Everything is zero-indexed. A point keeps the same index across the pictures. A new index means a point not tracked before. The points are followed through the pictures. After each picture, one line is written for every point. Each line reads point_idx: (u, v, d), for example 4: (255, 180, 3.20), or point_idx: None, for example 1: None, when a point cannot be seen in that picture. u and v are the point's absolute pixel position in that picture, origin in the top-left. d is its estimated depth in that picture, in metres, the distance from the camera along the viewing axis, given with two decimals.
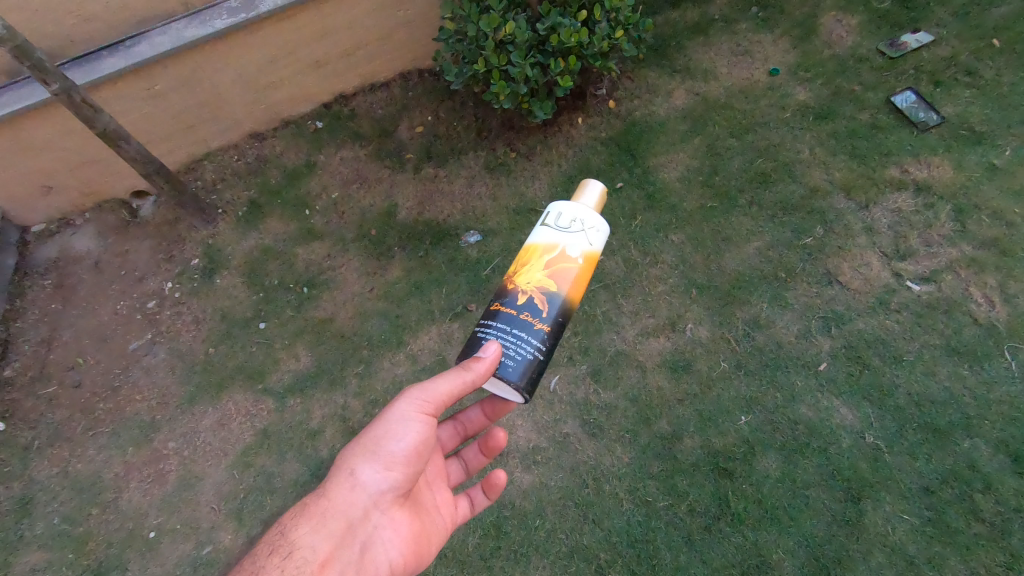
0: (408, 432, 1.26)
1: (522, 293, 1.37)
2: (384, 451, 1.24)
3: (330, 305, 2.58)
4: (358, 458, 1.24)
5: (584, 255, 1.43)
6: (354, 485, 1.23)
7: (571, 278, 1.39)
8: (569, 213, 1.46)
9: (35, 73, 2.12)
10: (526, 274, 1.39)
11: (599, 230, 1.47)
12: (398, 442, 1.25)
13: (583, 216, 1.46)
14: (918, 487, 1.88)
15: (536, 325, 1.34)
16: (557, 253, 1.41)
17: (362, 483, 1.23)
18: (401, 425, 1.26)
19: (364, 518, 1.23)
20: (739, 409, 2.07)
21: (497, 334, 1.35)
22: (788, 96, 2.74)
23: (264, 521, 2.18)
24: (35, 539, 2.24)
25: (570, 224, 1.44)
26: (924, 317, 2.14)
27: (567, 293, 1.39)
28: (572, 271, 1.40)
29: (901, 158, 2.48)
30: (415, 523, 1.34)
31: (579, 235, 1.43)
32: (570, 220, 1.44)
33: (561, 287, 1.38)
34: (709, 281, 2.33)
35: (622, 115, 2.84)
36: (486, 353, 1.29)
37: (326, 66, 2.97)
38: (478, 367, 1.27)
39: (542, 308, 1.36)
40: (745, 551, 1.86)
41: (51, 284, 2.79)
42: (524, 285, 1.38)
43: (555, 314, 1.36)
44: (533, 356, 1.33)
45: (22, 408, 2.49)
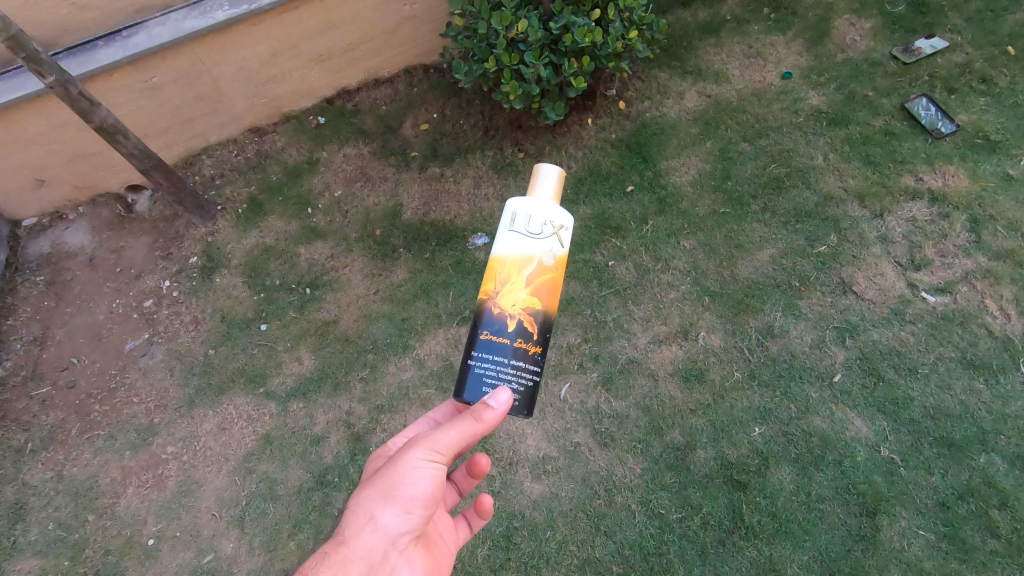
0: (427, 476, 1.20)
1: (510, 318, 1.31)
2: (403, 495, 1.16)
3: (334, 307, 2.52)
4: (377, 503, 1.15)
5: (557, 259, 1.37)
6: (376, 530, 1.13)
7: (553, 288, 1.35)
8: (535, 215, 1.38)
9: (29, 65, 2.03)
10: (507, 295, 1.32)
11: (566, 226, 1.40)
12: (417, 486, 1.18)
13: (547, 217, 1.38)
14: (933, 502, 1.87)
15: (529, 350, 1.32)
16: (531, 264, 1.34)
17: (383, 527, 1.14)
18: (420, 469, 1.19)
19: (386, 563, 1.13)
20: (753, 420, 2.05)
21: (495, 372, 1.32)
22: (802, 100, 2.71)
23: (266, 529, 2.12)
24: (29, 545, 2.16)
25: (541, 228, 1.37)
26: (939, 329, 2.13)
27: (551, 305, 1.35)
28: (552, 281, 1.35)
29: (916, 166, 2.45)
30: (429, 561, 1.27)
31: (550, 239, 1.37)
32: (540, 224, 1.37)
33: (546, 301, 1.34)
34: (722, 288, 2.30)
35: (633, 116, 2.79)
36: (498, 403, 1.26)
37: (329, 60, 2.90)
38: (489, 416, 1.25)
39: (532, 331, 1.32)
40: (759, 565, 1.85)
41: (44, 281, 2.70)
42: (511, 309, 1.32)
43: (544, 332, 1.33)
44: (532, 383, 1.34)
45: (13, 409, 2.41)
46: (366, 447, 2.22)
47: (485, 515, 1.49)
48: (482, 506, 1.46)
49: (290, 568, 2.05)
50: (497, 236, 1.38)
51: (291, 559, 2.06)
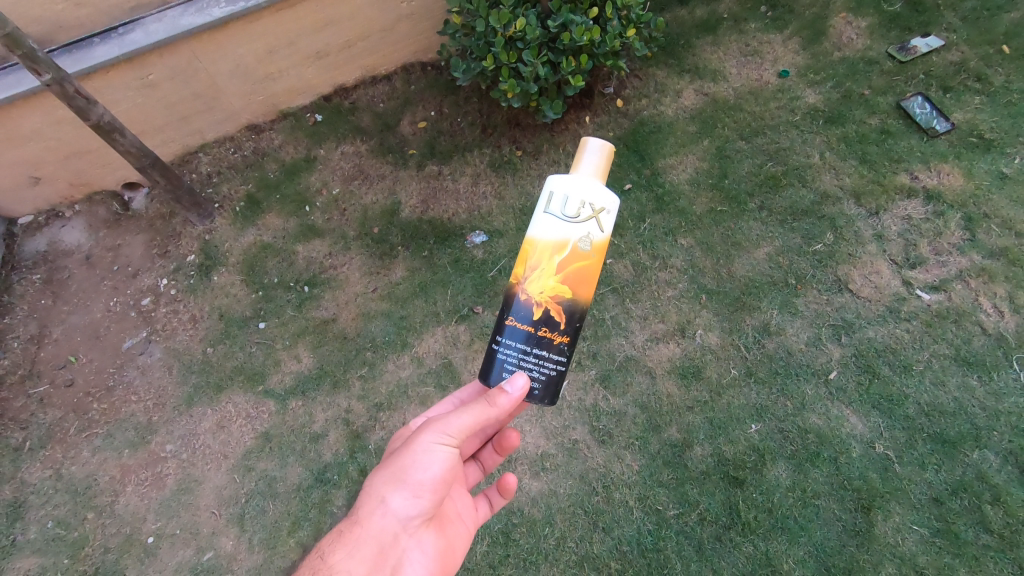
0: (438, 460, 1.21)
1: (537, 306, 1.31)
2: (413, 481, 1.19)
3: (332, 305, 2.52)
4: (387, 486, 1.19)
5: (595, 245, 1.32)
6: (385, 512, 1.17)
7: (586, 277, 1.32)
8: (575, 197, 1.33)
9: (25, 63, 2.02)
10: (537, 282, 1.31)
11: (609, 210, 1.34)
12: (427, 470, 1.20)
13: (588, 198, 1.33)
14: (927, 498, 1.90)
15: (554, 339, 1.32)
16: (568, 250, 1.31)
17: (392, 511, 1.18)
18: (431, 453, 1.21)
19: (395, 544, 1.18)
20: (750, 417, 2.07)
21: (517, 357, 1.33)
22: (798, 99, 2.72)
23: (266, 527, 2.13)
24: (29, 543, 2.17)
25: (580, 211, 1.32)
26: (934, 326, 2.15)
27: (585, 294, 1.32)
28: (588, 269, 1.32)
29: (912, 165, 2.47)
30: (440, 539, 1.31)
31: (589, 223, 1.32)
32: (579, 206, 1.32)
33: (579, 290, 1.32)
34: (719, 286, 2.31)
35: (630, 115, 2.80)
36: (514, 389, 1.27)
37: (326, 57, 2.89)
38: (503, 402, 1.26)
39: (560, 321, 1.32)
40: (756, 560, 1.87)
41: (41, 279, 2.70)
42: (539, 297, 1.31)
43: (572, 321, 1.32)
44: (556, 372, 1.34)
45: (11, 407, 2.41)
46: (365, 445, 2.22)
47: (507, 492, 1.52)
48: (504, 484, 1.49)
49: (290, 565, 2.05)
50: (534, 217, 1.35)
51: (291, 557, 2.07)
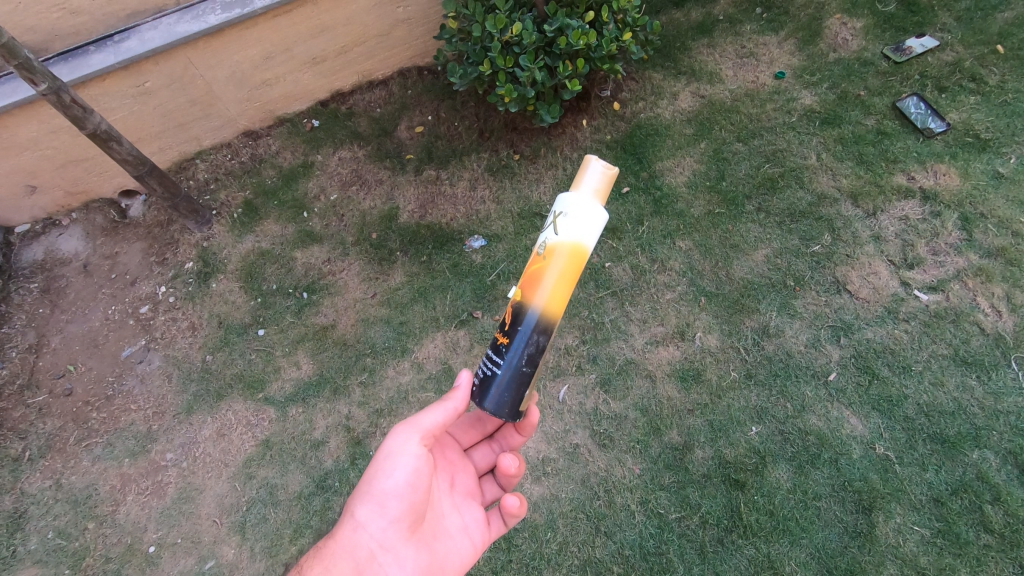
0: (404, 465, 1.30)
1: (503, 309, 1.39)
2: (377, 492, 1.28)
3: (331, 311, 2.52)
4: (358, 500, 1.30)
5: (550, 250, 1.31)
6: (356, 525, 1.27)
7: (534, 279, 1.31)
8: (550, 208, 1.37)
9: (21, 73, 2.00)
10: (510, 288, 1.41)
11: (572, 216, 1.30)
12: (392, 478, 1.29)
13: (558, 206, 1.34)
14: (927, 498, 1.90)
15: (497, 338, 1.34)
16: (530, 255, 1.36)
17: (363, 524, 1.27)
18: (397, 460, 1.30)
19: (371, 558, 1.26)
20: (750, 419, 2.08)
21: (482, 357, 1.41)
22: (795, 100, 2.72)
23: (267, 535, 2.12)
24: (29, 555, 2.15)
25: (548, 219, 1.36)
26: (933, 327, 2.16)
27: (530, 297, 1.31)
28: (537, 273, 1.32)
29: (908, 165, 2.48)
30: (428, 555, 1.34)
31: (549, 228, 1.34)
32: (549, 214, 1.36)
33: (527, 293, 1.32)
34: (718, 288, 2.32)
35: (627, 118, 2.80)
36: (458, 382, 1.37)
37: (323, 63, 2.89)
38: (457, 395, 1.36)
39: (506, 321, 1.34)
40: (758, 563, 1.86)
41: (38, 288, 2.69)
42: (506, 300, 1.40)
43: (511, 323, 1.32)
44: (493, 373, 1.31)
45: (10, 417, 2.39)
46: (366, 452, 2.22)
47: (513, 510, 1.43)
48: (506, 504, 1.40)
49: None
50: None
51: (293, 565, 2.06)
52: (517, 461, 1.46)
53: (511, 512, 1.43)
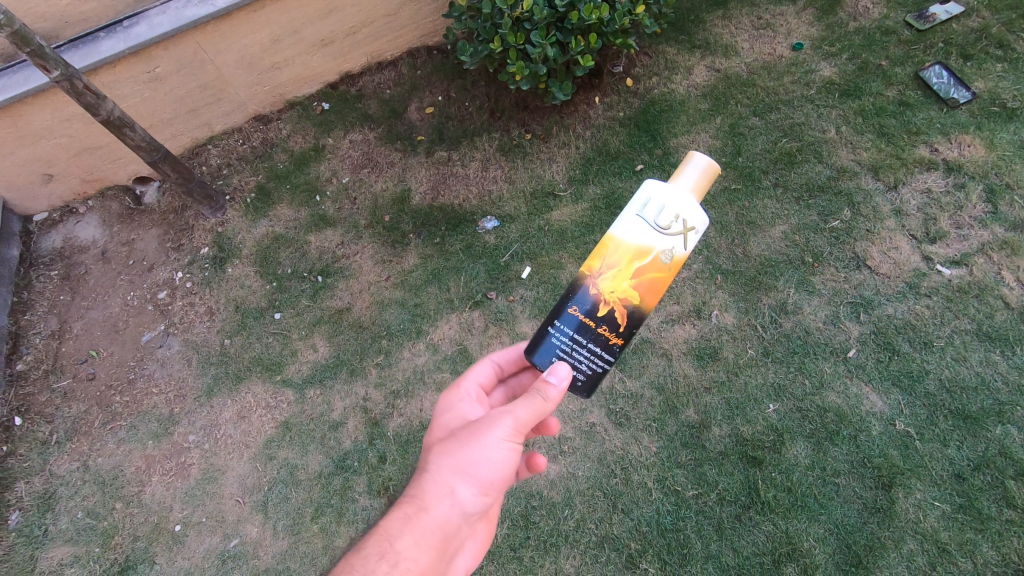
0: (504, 458, 1.20)
1: (604, 305, 1.24)
2: (481, 477, 1.17)
3: (346, 294, 2.53)
4: (456, 475, 1.17)
5: (675, 261, 1.25)
6: (452, 502, 1.15)
7: (660, 288, 1.25)
8: (669, 208, 1.25)
9: (34, 60, 1.99)
10: (611, 281, 1.24)
11: (698, 229, 1.27)
12: (496, 468, 1.19)
13: (683, 213, 1.25)
14: (949, 474, 1.89)
15: (610, 338, 1.26)
16: (651, 258, 1.24)
17: (459, 504, 1.16)
18: (500, 451, 1.19)
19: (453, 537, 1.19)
20: (767, 397, 2.06)
21: (568, 343, 1.28)
22: (813, 72, 2.66)
23: (289, 514, 2.16)
24: (59, 534, 2.20)
25: (670, 222, 1.24)
26: (956, 301, 2.12)
27: (653, 304, 1.26)
28: (663, 282, 1.25)
29: (931, 137, 2.42)
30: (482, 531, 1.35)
31: (676, 237, 1.25)
32: (672, 217, 1.24)
33: (649, 301, 1.25)
34: (734, 266, 2.29)
35: (641, 94, 2.76)
36: (559, 379, 1.24)
37: (331, 45, 2.86)
38: (552, 393, 1.23)
39: (621, 323, 1.25)
40: (776, 539, 1.87)
41: (58, 275, 2.72)
42: (608, 296, 1.24)
43: (633, 327, 1.26)
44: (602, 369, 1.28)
45: (36, 402, 2.44)
46: (384, 432, 2.25)
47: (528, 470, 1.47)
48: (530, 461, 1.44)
49: (315, 551, 2.09)
50: (621, 216, 1.27)
51: (315, 543, 2.10)
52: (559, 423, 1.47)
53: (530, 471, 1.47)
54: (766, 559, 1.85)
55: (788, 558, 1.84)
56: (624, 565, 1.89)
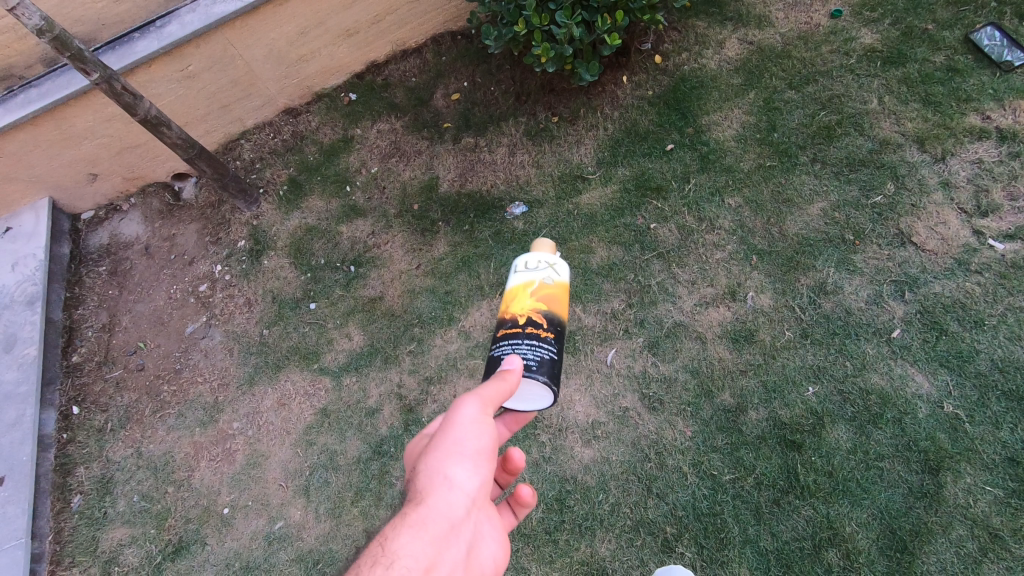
0: (480, 427, 1.16)
1: (517, 317, 1.39)
2: (469, 450, 1.14)
3: (378, 283, 2.57)
4: (445, 462, 1.11)
5: (556, 282, 1.44)
6: (452, 486, 1.09)
7: (552, 296, 1.42)
8: (538, 256, 1.49)
9: (75, 64, 2.05)
10: (516, 303, 1.41)
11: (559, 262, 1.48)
12: (477, 439, 1.15)
13: (547, 256, 1.48)
14: (1000, 458, 1.81)
15: (542, 335, 1.36)
16: (538, 283, 1.43)
17: (456, 483, 1.10)
18: (472, 424, 1.16)
19: (466, 522, 1.11)
20: (807, 380, 2.01)
21: (516, 349, 1.34)
22: (853, 40, 2.53)
23: (331, 497, 2.23)
24: (118, 516, 2.32)
25: (537, 264, 1.46)
26: (1009, 278, 2.02)
27: (554, 306, 1.41)
28: (554, 294, 1.42)
29: (983, 104, 2.29)
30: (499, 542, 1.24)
31: (548, 268, 1.46)
32: (536, 261, 1.46)
33: (547, 305, 1.40)
34: (771, 246, 2.23)
35: (670, 71, 2.68)
36: (511, 363, 1.27)
37: (357, 35, 2.87)
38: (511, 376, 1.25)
39: (542, 323, 1.37)
40: (817, 524, 1.83)
41: (106, 270, 2.83)
42: (517, 311, 1.40)
43: (548, 321, 1.38)
44: (549, 356, 1.34)
45: (92, 392, 2.56)
46: (419, 418, 2.28)
47: (515, 474, 1.40)
48: (520, 495, 1.32)
49: (356, 533, 2.15)
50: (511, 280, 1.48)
51: (355, 525, 2.16)
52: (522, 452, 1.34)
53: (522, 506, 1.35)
54: (806, 544, 1.82)
55: (829, 543, 1.80)
56: (659, 549, 1.89)
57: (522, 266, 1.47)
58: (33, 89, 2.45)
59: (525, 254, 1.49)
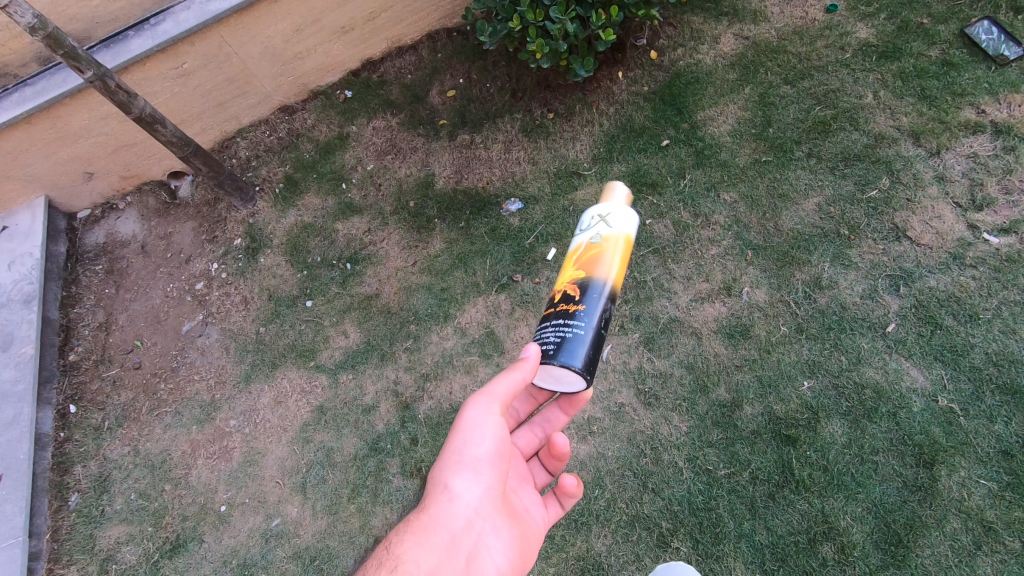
0: (488, 434, 1.32)
1: (560, 291, 1.45)
2: (470, 458, 1.30)
3: (375, 280, 2.57)
4: (449, 472, 1.29)
5: (607, 238, 1.47)
6: (453, 496, 1.27)
7: (602, 260, 1.44)
8: (589, 214, 1.53)
9: (69, 62, 2.05)
10: (562, 274, 1.48)
11: (616, 214, 1.50)
12: (481, 446, 1.31)
13: (600, 211, 1.51)
14: (995, 451, 1.82)
15: (572, 310, 1.38)
16: (584, 245, 1.48)
17: (458, 494, 1.27)
18: (480, 428, 1.32)
19: (469, 528, 1.27)
20: (802, 374, 2.01)
21: (544, 332, 1.41)
22: (849, 35, 2.53)
23: (327, 494, 2.23)
24: (115, 514, 2.32)
25: (590, 221, 1.52)
26: (1004, 272, 2.02)
27: (599, 271, 1.42)
28: (598, 256, 1.44)
29: (978, 98, 2.29)
30: (517, 539, 1.39)
31: (598, 226, 1.49)
32: (588, 219, 1.52)
33: (590, 271, 1.42)
34: (766, 241, 2.23)
35: (666, 66, 2.68)
36: (527, 355, 1.36)
37: (352, 32, 2.86)
38: (525, 367, 1.35)
39: (575, 295, 1.40)
40: (812, 518, 1.83)
41: (103, 269, 2.83)
42: (562, 283, 1.46)
43: (582, 292, 1.40)
44: (577, 334, 1.35)
45: (88, 390, 2.56)
46: (416, 415, 2.28)
47: (564, 460, 1.53)
48: (566, 486, 1.46)
49: (353, 530, 2.15)
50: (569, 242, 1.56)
51: (352, 522, 2.16)
52: (567, 441, 1.48)
53: (570, 496, 1.50)
54: (801, 538, 1.82)
55: (824, 537, 1.81)
56: (655, 544, 1.89)
57: (580, 225, 1.54)
58: (28, 87, 2.45)
59: (584, 212, 1.55)
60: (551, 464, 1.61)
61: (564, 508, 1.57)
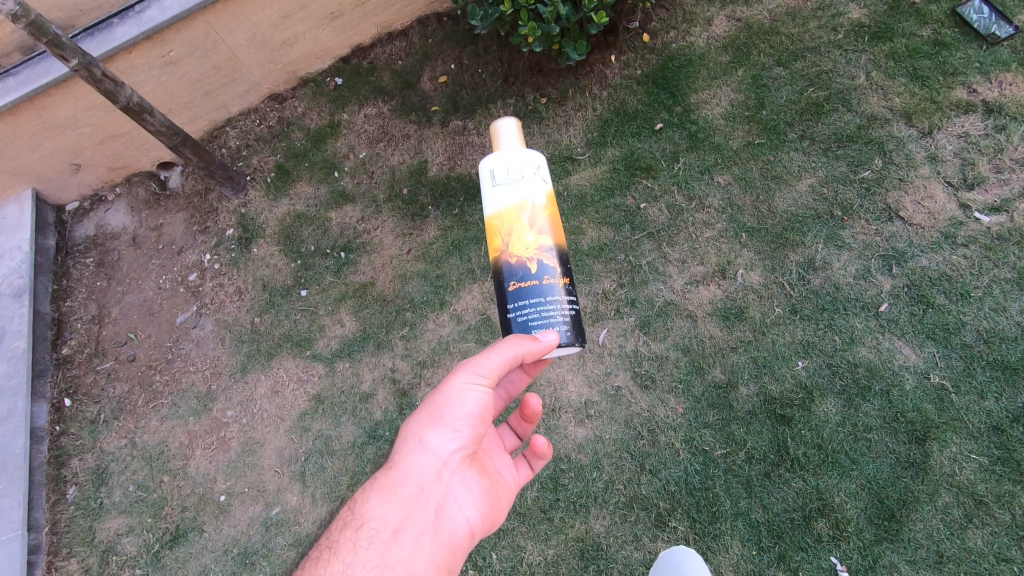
0: (471, 398, 1.31)
1: (532, 261, 1.36)
2: (449, 417, 1.29)
3: (369, 269, 2.56)
4: (425, 428, 1.29)
5: (545, 195, 1.43)
6: (425, 450, 1.27)
7: (556, 221, 1.41)
8: (510, 165, 1.43)
9: (53, 50, 2.01)
10: (517, 242, 1.37)
11: (542, 166, 1.47)
12: (463, 407, 1.30)
13: (523, 163, 1.44)
14: (986, 426, 1.85)
15: (560, 282, 1.37)
16: (524, 203, 1.40)
17: (432, 449, 1.27)
18: (463, 392, 1.31)
19: (439, 480, 1.28)
20: (796, 354, 2.03)
21: (537, 309, 1.34)
22: (841, 16, 2.52)
23: (326, 482, 2.24)
24: (115, 506, 2.32)
25: (518, 173, 1.42)
26: (995, 250, 2.04)
27: (560, 236, 1.41)
28: (552, 216, 1.41)
29: (970, 77, 2.30)
30: (490, 496, 1.39)
31: (532, 181, 1.43)
32: (515, 171, 1.42)
33: (553, 235, 1.39)
34: (760, 223, 2.23)
35: (658, 49, 2.67)
36: (546, 339, 1.32)
37: (341, 18, 2.82)
38: (536, 347, 1.31)
39: (556, 266, 1.37)
40: (807, 495, 1.86)
41: (94, 262, 2.80)
42: (528, 252, 1.36)
43: (565, 264, 1.39)
44: (573, 306, 1.38)
45: (83, 383, 2.55)
46: (413, 402, 2.29)
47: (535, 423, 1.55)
48: (538, 448, 1.50)
49: None
50: (486, 198, 1.44)
51: None
52: (540, 402, 1.49)
53: (540, 455, 1.53)
54: (797, 515, 1.85)
55: (819, 514, 1.83)
56: (652, 524, 1.92)
57: (506, 179, 1.42)
58: (11, 77, 2.41)
59: (501, 162, 1.44)
60: (521, 426, 1.63)
61: (535, 470, 1.58)
